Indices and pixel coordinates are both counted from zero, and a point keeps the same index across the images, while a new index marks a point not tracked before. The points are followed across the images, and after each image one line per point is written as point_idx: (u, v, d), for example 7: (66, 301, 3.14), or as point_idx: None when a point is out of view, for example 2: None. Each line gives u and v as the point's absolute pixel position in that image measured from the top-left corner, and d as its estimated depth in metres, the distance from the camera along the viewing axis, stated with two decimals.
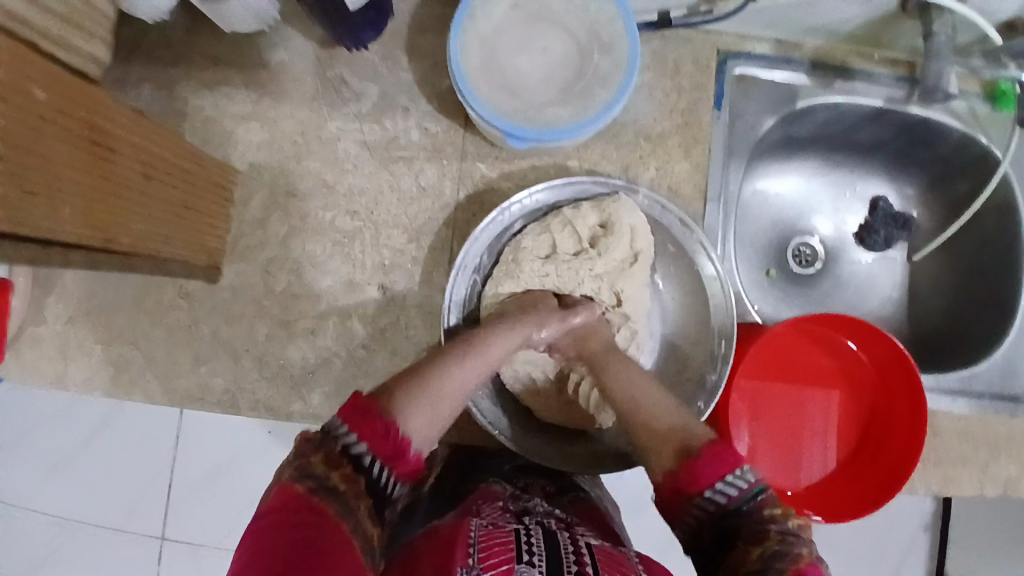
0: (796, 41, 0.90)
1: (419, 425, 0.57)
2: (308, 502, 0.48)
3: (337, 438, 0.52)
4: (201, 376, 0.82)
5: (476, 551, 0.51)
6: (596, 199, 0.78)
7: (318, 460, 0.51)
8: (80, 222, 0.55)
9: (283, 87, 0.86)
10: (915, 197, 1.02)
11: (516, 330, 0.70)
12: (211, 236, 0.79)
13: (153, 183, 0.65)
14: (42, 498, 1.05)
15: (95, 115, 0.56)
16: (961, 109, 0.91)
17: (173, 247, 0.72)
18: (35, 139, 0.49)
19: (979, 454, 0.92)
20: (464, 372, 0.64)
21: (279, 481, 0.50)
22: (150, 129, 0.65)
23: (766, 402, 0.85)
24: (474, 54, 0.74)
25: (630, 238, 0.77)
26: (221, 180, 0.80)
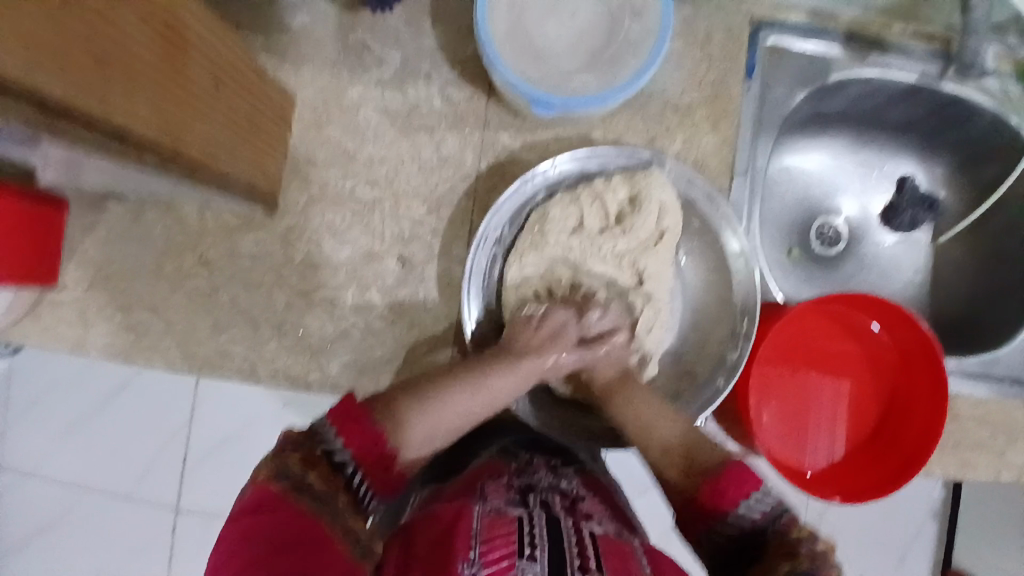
0: (832, 11, 0.87)
1: (415, 438, 0.62)
2: (282, 497, 0.50)
3: (321, 441, 0.55)
4: (220, 344, 0.83)
5: (478, 543, 0.51)
6: (629, 170, 0.77)
7: (296, 459, 0.53)
8: (155, 118, 0.50)
9: (303, 52, 0.84)
10: (944, 177, 0.99)
11: (530, 367, 0.70)
12: (269, 157, 0.78)
13: (219, 88, 0.61)
14: (60, 463, 1.07)
15: (173, 5, 0.51)
16: (995, 90, 0.86)
17: (236, 164, 0.68)
18: (115, 14, 0.43)
19: (997, 440, 0.91)
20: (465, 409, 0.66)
21: (255, 479, 0.52)
22: (216, 32, 0.61)
23: (786, 385, 0.84)
24: (500, 19, 0.72)
25: (658, 214, 0.75)
26: (276, 105, 0.78)
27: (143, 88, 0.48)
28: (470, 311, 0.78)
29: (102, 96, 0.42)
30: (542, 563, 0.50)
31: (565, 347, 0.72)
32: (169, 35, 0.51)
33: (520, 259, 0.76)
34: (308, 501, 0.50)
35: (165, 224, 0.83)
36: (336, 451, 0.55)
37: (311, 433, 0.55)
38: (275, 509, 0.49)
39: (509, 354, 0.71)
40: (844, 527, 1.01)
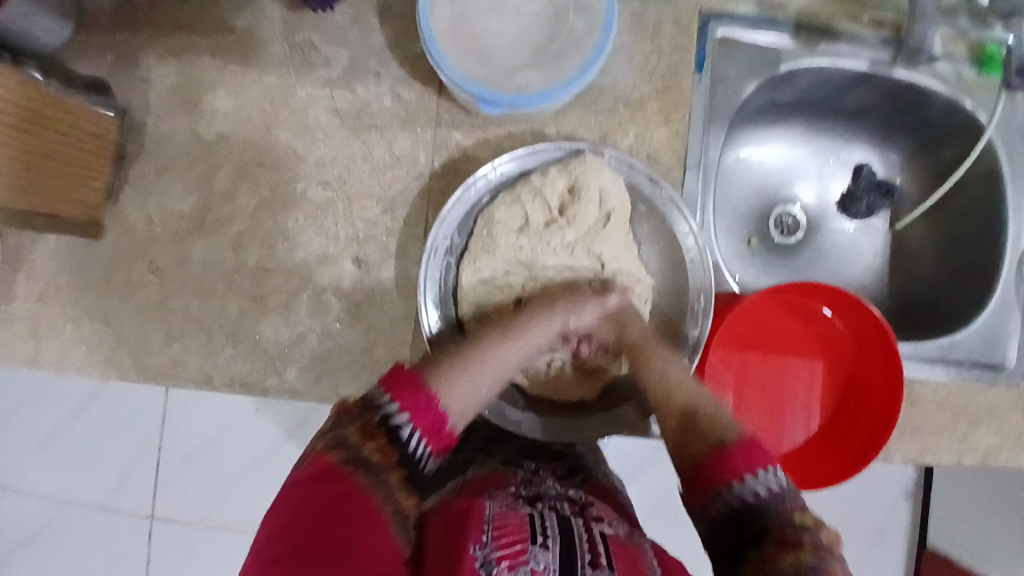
0: (780, 1, 0.87)
1: (455, 399, 0.63)
2: (343, 470, 0.50)
3: (378, 408, 0.56)
4: (175, 354, 0.81)
5: (490, 529, 0.52)
6: (562, 161, 0.77)
7: (353, 431, 0.54)
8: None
9: (249, 53, 0.83)
10: (899, 162, 1.01)
11: (557, 316, 0.73)
12: (88, 189, 0.79)
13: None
14: (24, 479, 1.04)
15: None
16: (948, 73, 0.88)
17: (24, 195, 0.72)
18: None
19: (958, 425, 0.88)
20: (504, 353, 0.69)
21: (314, 448, 0.52)
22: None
23: (747, 372, 0.84)
24: (444, 16, 0.71)
25: (599, 200, 0.76)
26: (94, 133, 0.79)
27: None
28: (427, 314, 0.76)
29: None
30: (554, 552, 0.51)
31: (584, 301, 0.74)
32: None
33: (473, 262, 0.76)
34: (366, 476, 0.51)
35: (114, 233, 0.82)
36: (393, 416, 0.56)
37: (368, 400, 0.56)
38: (338, 482, 0.49)
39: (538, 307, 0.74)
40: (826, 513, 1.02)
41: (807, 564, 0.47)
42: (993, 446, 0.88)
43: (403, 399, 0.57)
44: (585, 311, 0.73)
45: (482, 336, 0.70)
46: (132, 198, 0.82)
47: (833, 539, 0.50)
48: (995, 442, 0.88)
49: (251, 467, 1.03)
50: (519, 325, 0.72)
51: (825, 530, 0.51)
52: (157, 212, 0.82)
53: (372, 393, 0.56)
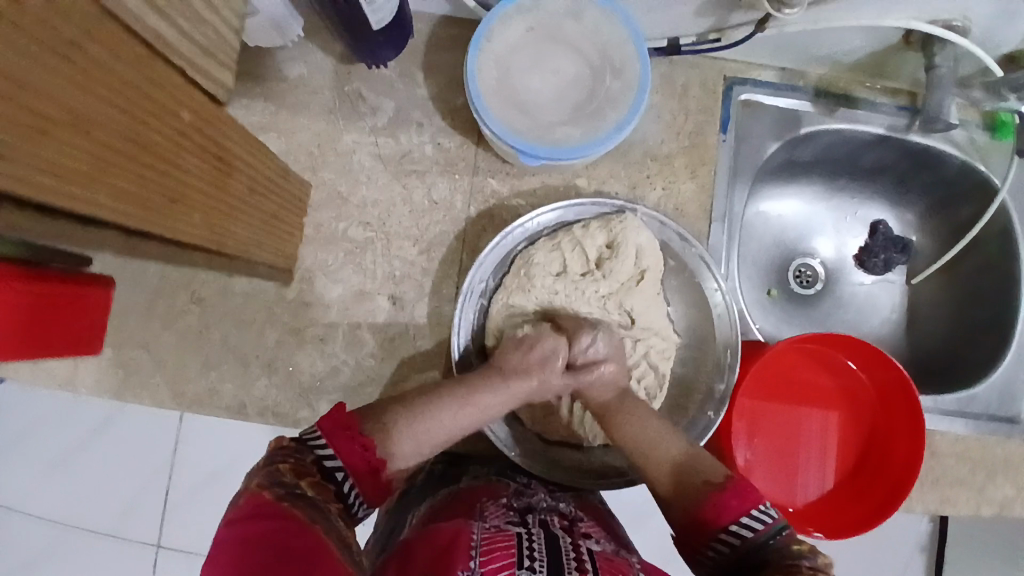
0: (801, 68, 0.92)
1: (402, 450, 0.62)
2: (278, 505, 0.49)
3: (311, 449, 0.56)
4: (211, 381, 0.84)
5: (478, 554, 0.53)
6: (603, 217, 0.80)
7: (287, 469, 0.53)
8: (202, 229, 0.54)
9: (301, 99, 0.88)
10: (915, 222, 1.04)
11: (516, 386, 0.70)
12: (290, 242, 0.81)
13: (254, 199, 0.65)
14: (36, 498, 1.06)
15: (219, 129, 0.54)
16: (961, 138, 0.93)
17: (260, 253, 0.72)
18: (175, 153, 0.47)
19: (977, 476, 0.92)
20: (455, 418, 0.66)
21: (247, 489, 0.51)
22: (257, 145, 0.65)
23: (770, 421, 0.86)
24: (489, 73, 0.76)
25: (636, 256, 0.79)
26: (297, 196, 0.81)
27: (194, 206, 0.51)
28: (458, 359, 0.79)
29: (157, 217, 0.46)
30: (541, 574, 0.52)
31: (553, 373, 0.71)
32: (217, 167, 0.55)
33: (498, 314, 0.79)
34: (303, 506, 0.50)
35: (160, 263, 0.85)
36: (326, 459, 0.56)
37: (302, 442, 0.57)
38: (275, 516, 0.48)
39: (504, 374, 0.70)
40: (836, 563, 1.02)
41: None
42: (1009, 496, 0.92)
43: (338, 444, 0.57)
44: (554, 370, 0.71)
45: (430, 395, 0.67)
46: None
47: (826, 561, 0.54)
48: (1010, 493, 0.92)
49: None
50: (479, 396, 0.68)
51: (819, 553, 0.54)
52: None
53: (307, 433, 0.57)
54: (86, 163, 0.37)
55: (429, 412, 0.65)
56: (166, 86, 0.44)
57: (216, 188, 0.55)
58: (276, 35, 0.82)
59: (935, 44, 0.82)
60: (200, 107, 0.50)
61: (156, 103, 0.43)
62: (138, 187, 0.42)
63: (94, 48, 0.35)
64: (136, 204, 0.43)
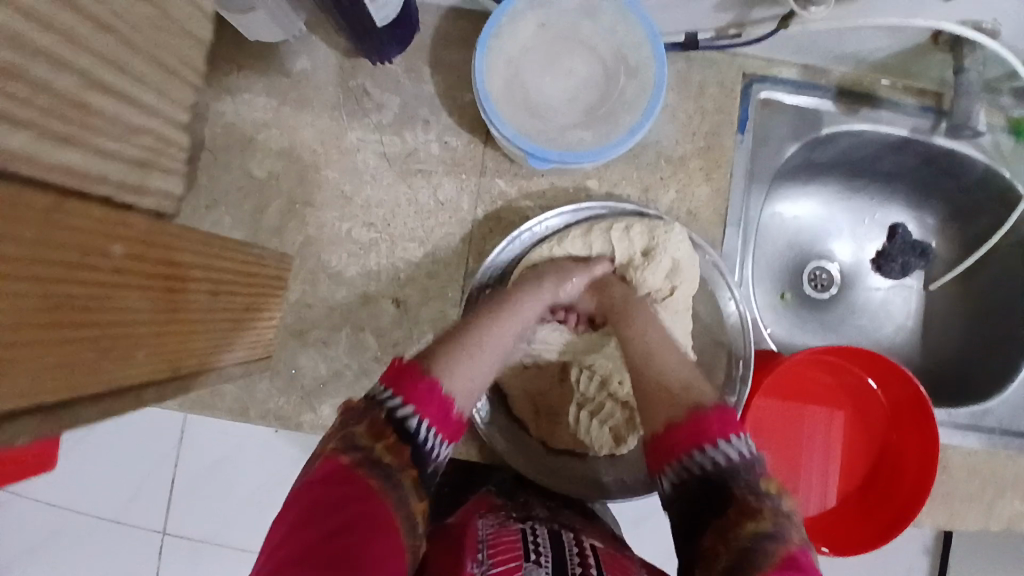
0: (824, 67, 0.88)
1: (461, 383, 0.61)
2: (353, 471, 0.50)
3: (383, 406, 0.56)
4: (212, 382, 0.83)
5: (486, 548, 0.54)
6: (647, 221, 0.77)
7: (364, 431, 0.54)
8: (151, 366, 0.48)
9: (304, 94, 0.85)
10: (935, 227, 1.01)
11: (547, 288, 0.74)
12: (268, 330, 0.77)
13: (221, 303, 0.60)
14: (39, 489, 1.06)
15: (167, 249, 0.49)
16: (987, 144, 0.89)
17: (232, 353, 0.67)
18: (114, 291, 0.41)
19: (987, 490, 0.90)
20: (501, 330, 0.68)
21: (323, 452, 0.53)
22: (218, 251, 0.61)
23: (782, 434, 0.84)
24: (499, 73, 0.73)
25: (668, 269, 0.78)
26: (277, 277, 0.77)
27: (141, 342, 0.46)
28: None
29: (95, 368, 0.41)
30: (547, 567, 0.53)
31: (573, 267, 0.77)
32: (168, 293, 0.49)
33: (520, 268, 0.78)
34: (378, 476, 0.51)
35: None
36: (398, 411, 0.56)
37: (374, 401, 0.57)
38: (346, 482, 0.49)
39: (526, 284, 0.73)
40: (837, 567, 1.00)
41: (764, 531, 0.51)
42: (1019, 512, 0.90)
43: (407, 393, 0.57)
44: (574, 271, 0.76)
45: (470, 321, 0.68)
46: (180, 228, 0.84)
47: (790, 504, 0.54)
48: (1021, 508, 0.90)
49: (269, 490, 1.04)
50: (512, 306, 0.71)
51: (785, 495, 0.55)
52: None
53: (375, 389, 0.57)
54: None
55: (479, 335, 0.66)
56: (91, 220, 0.39)
57: (170, 314, 0.49)
58: (278, 29, 0.79)
59: (965, 46, 0.79)
60: (139, 231, 0.45)
61: (80, 250, 0.38)
62: (64, 354, 0.37)
63: (6, 213, 0.31)
64: (65, 368, 0.37)
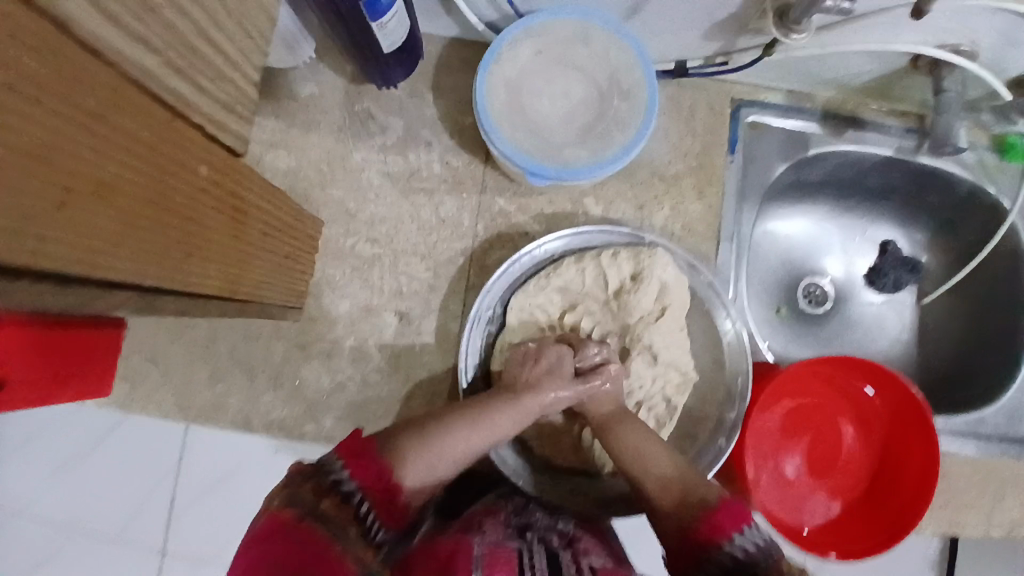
0: (809, 91, 0.92)
1: (412, 472, 0.64)
2: (297, 523, 0.52)
3: (328, 474, 0.58)
4: (217, 394, 0.84)
5: (480, 570, 0.53)
6: (634, 247, 0.80)
7: (308, 489, 0.56)
8: (213, 279, 0.52)
9: (312, 117, 0.89)
10: (923, 242, 1.04)
11: (526, 405, 0.70)
12: (300, 278, 0.80)
13: (266, 240, 0.64)
14: (38, 507, 1.06)
15: (238, 178, 0.52)
16: (970, 160, 0.92)
17: (270, 294, 0.71)
18: (193, 212, 0.45)
19: (986, 498, 0.93)
20: (470, 439, 0.68)
21: (268, 509, 0.55)
22: (272, 190, 0.64)
23: (784, 443, 0.85)
24: (498, 94, 0.77)
25: (658, 290, 0.80)
26: (309, 233, 0.80)
27: (210, 254, 0.49)
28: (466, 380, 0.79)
29: (172, 268, 0.44)
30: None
31: (563, 380, 0.72)
32: (232, 214, 0.53)
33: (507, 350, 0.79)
34: (322, 528, 0.53)
35: None
36: (343, 482, 0.58)
37: (320, 467, 0.59)
38: (291, 533, 0.51)
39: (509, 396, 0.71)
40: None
41: None
42: (1016, 517, 0.93)
43: (354, 467, 0.60)
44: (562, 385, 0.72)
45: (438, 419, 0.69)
46: None
47: None
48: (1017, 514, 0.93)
49: None
50: (487, 418, 0.69)
51: None
52: None
53: (327, 458, 0.60)
54: (103, 225, 0.33)
55: (442, 439, 0.67)
56: (190, 141, 0.41)
57: (229, 237, 0.53)
58: (288, 56, 0.83)
59: (943, 68, 0.82)
60: (223, 160, 0.48)
61: (181, 165, 0.40)
62: (155, 247, 0.40)
63: (127, 106, 0.33)
64: (151, 266, 0.40)
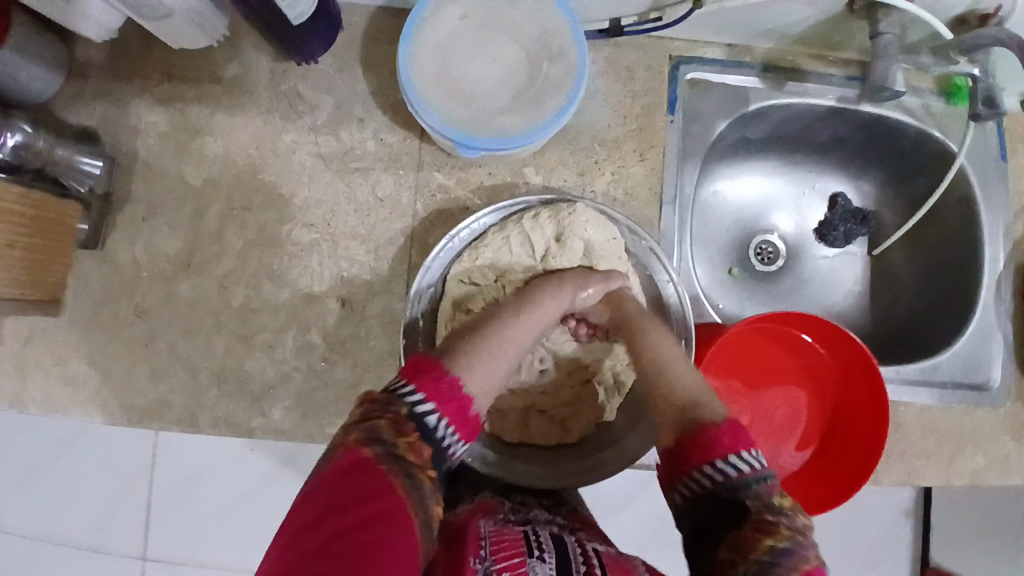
0: (748, 44, 0.90)
1: (478, 383, 0.62)
2: (377, 467, 0.50)
3: (404, 401, 0.56)
4: (160, 394, 0.82)
5: (488, 545, 0.54)
6: (553, 206, 0.79)
7: (386, 426, 0.53)
8: None
9: (237, 99, 0.86)
10: (873, 192, 1.03)
11: (568, 293, 0.74)
12: (50, 271, 0.80)
13: None
14: (10, 520, 1.04)
15: None
16: (914, 106, 0.92)
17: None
18: None
19: (945, 447, 0.90)
20: (523, 322, 0.70)
21: (344, 443, 0.52)
22: None
23: (733, 403, 0.85)
24: (424, 63, 0.74)
25: (583, 250, 0.79)
26: (59, 219, 0.79)
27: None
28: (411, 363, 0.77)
29: None
30: (551, 564, 0.53)
31: (586, 277, 0.76)
32: None
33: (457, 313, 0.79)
34: (399, 475, 0.50)
35: (103, 276, 0.84)
36: (418, 406, 0.56)
37: (393, 394, 0.57)
38: (371, 480, 0.49)
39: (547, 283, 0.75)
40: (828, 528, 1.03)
41: (780, 548, 0.51)
42: (980, 468, 0.90)
43: (426, 390, 0.57)
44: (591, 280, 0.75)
45: (495, 317, 0.70)
46: (120, 241, 0.84)
47: (805, 522, 0.54)
48: (982, 464, 0.90)
49: (238, 505, 1.03)
50: (534, 300, 0.72)
51: (798, 513, 0.55)
52: (144, 254, 0.84)
53: (397, 384, 0.57)
54: None
55: (500, 329, 0.68)
56: None
57: None
58: (200, 34, 0.80)
59: (879, 11, 0.81)
60: None
61: None
62: None
63: None
64: None
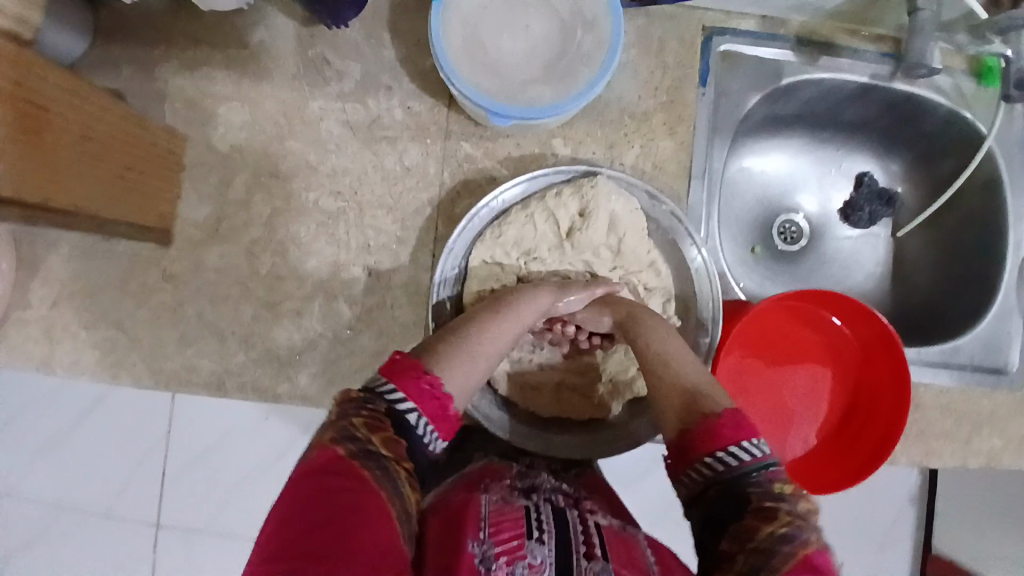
0: (781, 17, 0.89)
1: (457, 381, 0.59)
2: (346, 464, 0.48)
3: (383, 399, 0.54)
4: (188, 359, 0.83)
5: (487, 525, 0.53)
6: (574, 182, 0.78)
7: (360, 423, 0.51)
8: (23, 177, 0.56)
9: (263, 65, 0.85)
10: (900, 173, 1.02)
11: (546, 299, 0.71)
12: (164, 201, 0.81)
13: (94, 146, 0.66)
14: (30, 483, 1.05)
15: (27, 74, 0.57)
16: (947, 86, 0.90)
17: (117, 210, 0.72)
18: None
19: (962, 429, 0.92)
20: (500, 330, 0.66)
21: (319, 441, 0.50)
22: (90, 95, 0.67)
23: (754, 382, 0.85)
24: (455, 31, 0.73)
25: (608, 223, 0.78)
26: (167, 148, 0.80)
27: None
28: None
29: None
30: (549, 546, 0.53)
31: (570, 283, 0.74)
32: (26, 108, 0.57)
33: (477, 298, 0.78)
34: (373, 467, 0.48)
35: (129, 240, 0.84)
36: (397, 403, 0.54)
37: (372, 391, 0.54)
38: (342, 474, 0.47)
39: (522, 290, 0.72)
40: (825, 517, 0.98)
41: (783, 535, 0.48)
42: (997, 447, 0.92)
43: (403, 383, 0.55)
44: (572, 289, 0.74)
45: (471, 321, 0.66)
46: None
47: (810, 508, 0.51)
48: (999, 444, 0.92)
49: (258, 472, 1.04)
50: (509, 303, 0.69)
51: (804, 499, 0.51)
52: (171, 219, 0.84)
53: (375, 380, 0.54)
54: None
55: (478, 337, 0.64)
56: None
57: (31, 136, 0.57)
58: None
59: None
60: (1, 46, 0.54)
61: None
62: None
63: None
64: None
